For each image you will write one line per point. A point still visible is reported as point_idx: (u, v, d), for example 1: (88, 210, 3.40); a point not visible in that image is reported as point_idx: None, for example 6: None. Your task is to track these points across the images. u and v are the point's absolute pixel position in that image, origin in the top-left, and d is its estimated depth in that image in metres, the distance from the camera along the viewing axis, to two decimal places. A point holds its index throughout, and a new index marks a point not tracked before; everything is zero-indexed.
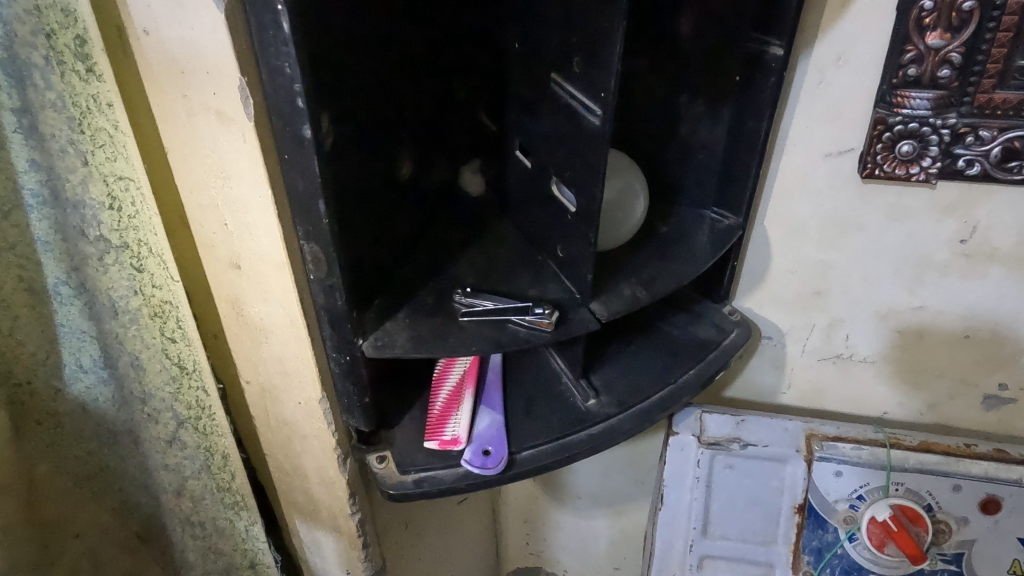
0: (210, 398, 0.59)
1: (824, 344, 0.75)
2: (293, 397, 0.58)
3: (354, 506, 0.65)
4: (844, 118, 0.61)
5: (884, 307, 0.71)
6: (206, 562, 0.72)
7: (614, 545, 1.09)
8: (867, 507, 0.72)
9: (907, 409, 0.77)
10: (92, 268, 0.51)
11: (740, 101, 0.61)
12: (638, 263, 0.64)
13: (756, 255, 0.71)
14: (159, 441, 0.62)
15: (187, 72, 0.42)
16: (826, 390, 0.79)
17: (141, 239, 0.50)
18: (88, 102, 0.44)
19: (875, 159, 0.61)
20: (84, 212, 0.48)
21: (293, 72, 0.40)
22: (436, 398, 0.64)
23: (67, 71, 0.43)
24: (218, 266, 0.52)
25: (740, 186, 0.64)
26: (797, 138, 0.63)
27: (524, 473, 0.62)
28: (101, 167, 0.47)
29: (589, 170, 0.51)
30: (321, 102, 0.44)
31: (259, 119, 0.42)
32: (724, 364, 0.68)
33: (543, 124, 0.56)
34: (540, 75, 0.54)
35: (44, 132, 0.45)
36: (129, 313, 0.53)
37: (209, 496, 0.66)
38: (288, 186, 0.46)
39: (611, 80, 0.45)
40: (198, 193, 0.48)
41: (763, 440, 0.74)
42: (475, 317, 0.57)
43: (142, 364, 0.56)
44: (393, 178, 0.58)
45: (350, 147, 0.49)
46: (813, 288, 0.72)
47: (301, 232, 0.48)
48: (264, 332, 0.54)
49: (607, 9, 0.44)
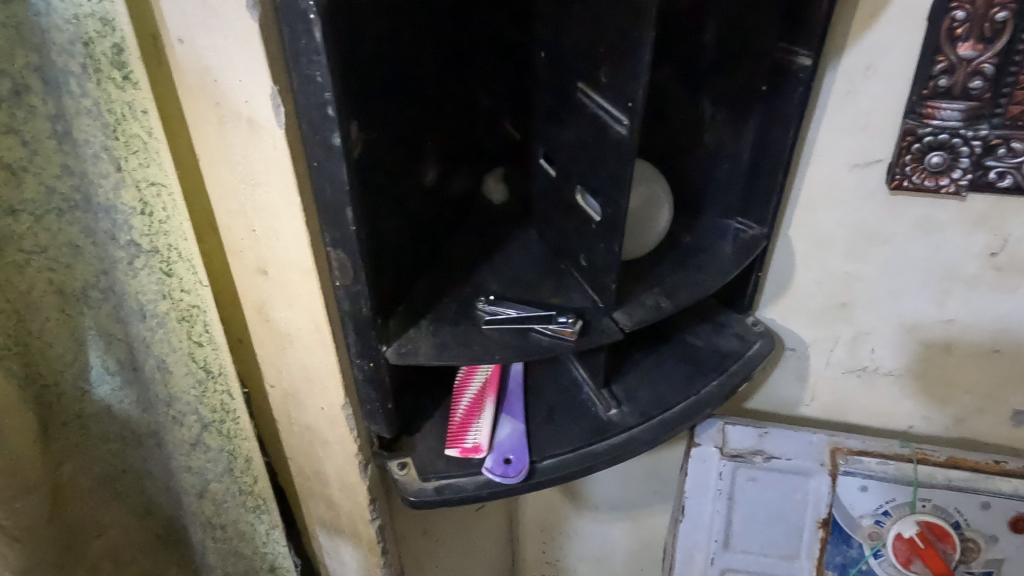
0: (234, 402, 0.59)
1: (849, 357, 0.74)
2: (316, 402, 0.58)
3: (374, 512, 0.65)
4: (872, 128, 0.60)
5: (911, 320, 0.70)
6: (226, 564, 0.73)
7: (631, 555, 1.08)
8: (894, 523, 0.71)
9: (933, 423, 0.76)
10: (122, 272, 0.52)
11: (767, 112, 0.61)
12: (661, 273, 0.63)
13: (781, 266, 0.71)
14: (183, 444, 0.62)
15: (220, 80, 0.42)
16: (849, 403, 0.78)
17: (171, 245, 0.50)
18: (123, 108, 0.45)
19: (903, 170, 0.60)
20: (116, 217, 0.49)
21: (325, 81, 0.41)
22: (457, 406, 0.64)
23: (103, 79, 0.43)
24: (244, 272, 0.52)
25: (765, 196, 0.64)
26: (824, 148, 0.63)
27: (545, 481, 0.61)
28: (134, 173, 0.47)
29: (615, 179, 0.51)
30: (351, 111, 0.44)
31: (289, 126, 0.43)
32: (747, 377, 0.68)
33: (569, 132, 0.55)
34: (567, 84, 0.54)
35: (79, 138, 0.46)
36: (156, 316, 0.54)
37: (231, 498, 0.67)
38: (316, 194, 0.46)
39: (639, 90, 0.45)
40: (227, 199, 0.48)
41: (786, 453, 0.72)
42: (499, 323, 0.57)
43: (168, 367, 0.57)
44: (418, 186, 0.58)
45: (377, 154, 0.49)
46: (838, 300, 0.71)
47: (327, 239, 0.48)
48: (289, 337, 0.54)
49: (636, 19, 0.44)
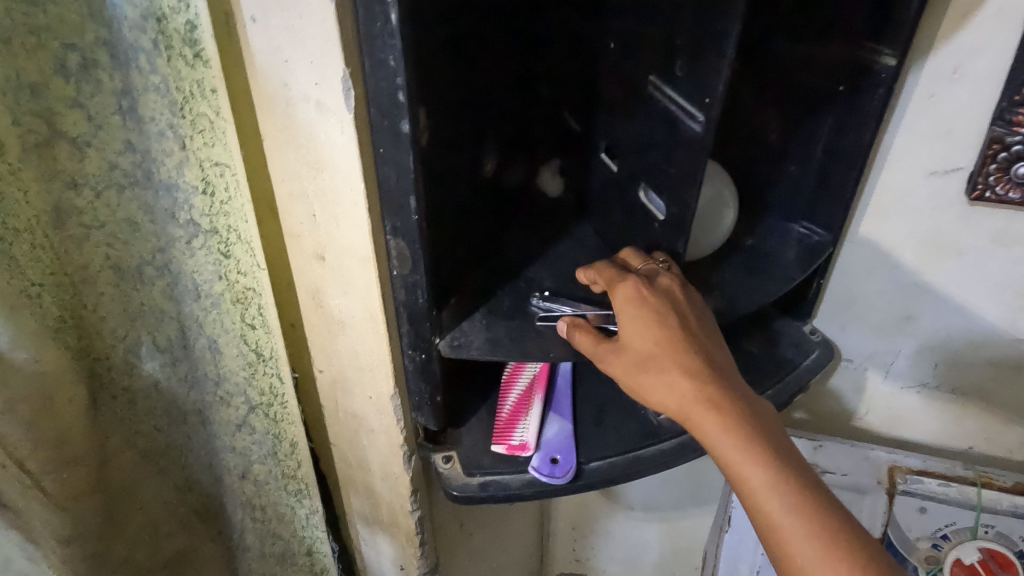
0: (284, 386, 0.59)
1: (911, 372, 0.71)
2: (364, 391, 0.57)
3: (414, 503, 0.65)
4: (955, 134, 0.57)
5: (982, 338, 0.66)
6: (264, 544, 0.73)
7: (662, 558, 1.07)
8: (952, 548, 0.68)
9: (995, 445, 0.72)
10: (179, 250, 0.51)
11: (843, 113, 0.58)
12: (721, 278, 0.62)
13: (846, 275, 0.68)
14: (228, 423, 0.63)
15: (290, 61, 0.41)
16: (908, 419, 0.75)
17: (230, 226, 0.50)
18: (192, 87, 0.44)
19: (987, 180, 0.57)
20: (176, 196, 0.49)
21: (397, 66, 0.40)
22: (505, 402, 0.63)
23: (174, 56, 0.43)
24: (302, 258, 0.51)
25: (835, 201, 0.61)
26: (900, 154, 0.60)
27: (592, 484, 0.60)
28: (198, 152, 0.47)
29: (685, 178, 0.49)
30: (422, 97, 0.43)
31: (358, 111, 0.42)
32: (802, 387, 0.65)
33: (636, 127, 0.54)
34: (637, 77, 0.52)
35: (145, 115, 0.45)
36: (211, 297, 0.54)
37: (273, 480, 0.67)
38: (380, 181, 0.46)
39: (719, 86, 0.43)
40: (289, 182, 0.47)
41: (841, 468, 0.71)
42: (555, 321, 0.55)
43: (219, 347, 0.57)
44: (477, 176, 0.57)
45: (440, 142, 0.48)
46: (903, 312, 0.68)
47: (388, 227, 0.48)
48: (341, 325, 0.54)
49: (721, 12, 0.42)
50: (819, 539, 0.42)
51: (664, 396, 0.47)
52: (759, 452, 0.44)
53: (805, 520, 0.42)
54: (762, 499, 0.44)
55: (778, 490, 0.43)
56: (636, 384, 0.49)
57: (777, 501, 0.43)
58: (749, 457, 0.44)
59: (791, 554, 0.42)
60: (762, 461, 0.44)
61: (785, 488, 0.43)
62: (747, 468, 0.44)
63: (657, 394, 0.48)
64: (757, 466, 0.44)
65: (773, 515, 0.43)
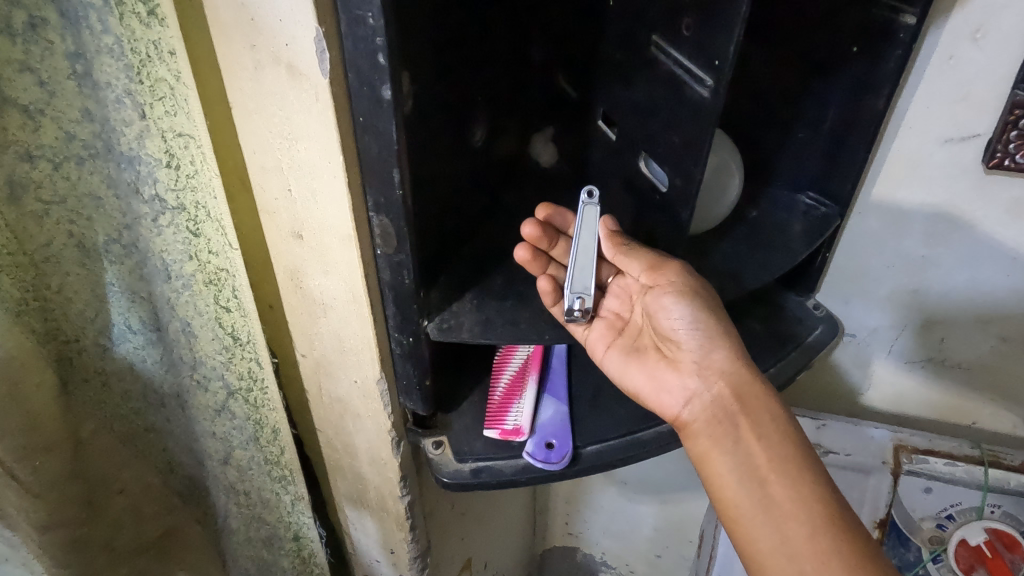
0: (262, 371, 0.55)
1: (916, 347, 0.69)
2: (349, 375, 0.54)
3: (403, 488, 0.62)
4: (973, 99, 0.54)
5: (991, 312, 0.64)
6: (248, 530, 0.69)
7: (657, 533, 1.05)
8: (957, 528, 0.69)
9: (999, 420, 0.71)
10: (146, 228, 0.47)
11: (856, 76, 0.54)
12: (723, 252, 0.59)
13: (854, 246, 0.65)
14: (207, 409, 0.58)
15: (257, 18, 0.37)
16: (911, 394, 0.73)
17: (199, 202, 0.46)
18: (148, 48, 0.39)
19: (1007, 148, 0.54)
20: (140, 169, 0.44)
21: (377, 24, 0.36)
22: (496, 385, 0.61)
23: (126, 14, 0.38)
24: (278, 236, 0.47)
25: (845, 170, 0.58)
26: (914, 120, 0.56)
27: (589, 469, 0.57)
28: (160, 122, 0.42)
29: (690, 148, 0.45)
30: (404, 60, 0.39)
31: (334, 76, 0.38)
32: (807, 365, 0.62)
33: (635, 92, 0.50)
34: (639, 38, 0.49)
35: (100, 80, 0.40)
36: (182, 278, 0.50)
37: (256, 467, 0.64)
38: (361, 153, 0.42)
39: (731, 47, 0.39)
40: (262, 154, 0.43)
41: (845, 448, 0.72)
42: (570, 288, 0.51)
43: (194, 330, 0.53)
44: (467, 146, 0.53)
45: (426, 108, 0.44)
46: (910, 285, 0.66)
47: (370, 203, 0.44)
48: (323, 307, 0.50)
49: None
50: (856, 544, 0.43)
51: (736, 345, 0.50)
52: (809, 457, 0.47)
53: (846, 531, 0.43)
54: (808, 494, 0.45)
55: (824, 496, 0.45)
56: (711, 317, 0.50)
57: (819, 495, 0.45)
58: (802, 450, 0.47)
59: (826, 548, 0.43)
60: (811, 464, 0.46)
61: (823, 487, 0.45)
62: (798, 462, 0.46)
63: (731, 337, 0.50)
64: (811, 464, 0.46)
65: (810, 517, 0.44)
